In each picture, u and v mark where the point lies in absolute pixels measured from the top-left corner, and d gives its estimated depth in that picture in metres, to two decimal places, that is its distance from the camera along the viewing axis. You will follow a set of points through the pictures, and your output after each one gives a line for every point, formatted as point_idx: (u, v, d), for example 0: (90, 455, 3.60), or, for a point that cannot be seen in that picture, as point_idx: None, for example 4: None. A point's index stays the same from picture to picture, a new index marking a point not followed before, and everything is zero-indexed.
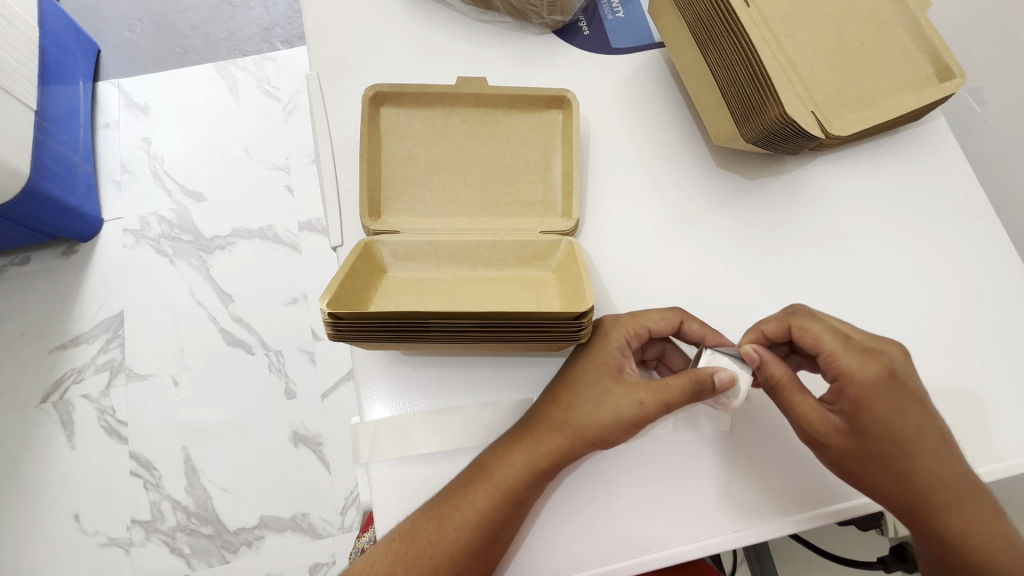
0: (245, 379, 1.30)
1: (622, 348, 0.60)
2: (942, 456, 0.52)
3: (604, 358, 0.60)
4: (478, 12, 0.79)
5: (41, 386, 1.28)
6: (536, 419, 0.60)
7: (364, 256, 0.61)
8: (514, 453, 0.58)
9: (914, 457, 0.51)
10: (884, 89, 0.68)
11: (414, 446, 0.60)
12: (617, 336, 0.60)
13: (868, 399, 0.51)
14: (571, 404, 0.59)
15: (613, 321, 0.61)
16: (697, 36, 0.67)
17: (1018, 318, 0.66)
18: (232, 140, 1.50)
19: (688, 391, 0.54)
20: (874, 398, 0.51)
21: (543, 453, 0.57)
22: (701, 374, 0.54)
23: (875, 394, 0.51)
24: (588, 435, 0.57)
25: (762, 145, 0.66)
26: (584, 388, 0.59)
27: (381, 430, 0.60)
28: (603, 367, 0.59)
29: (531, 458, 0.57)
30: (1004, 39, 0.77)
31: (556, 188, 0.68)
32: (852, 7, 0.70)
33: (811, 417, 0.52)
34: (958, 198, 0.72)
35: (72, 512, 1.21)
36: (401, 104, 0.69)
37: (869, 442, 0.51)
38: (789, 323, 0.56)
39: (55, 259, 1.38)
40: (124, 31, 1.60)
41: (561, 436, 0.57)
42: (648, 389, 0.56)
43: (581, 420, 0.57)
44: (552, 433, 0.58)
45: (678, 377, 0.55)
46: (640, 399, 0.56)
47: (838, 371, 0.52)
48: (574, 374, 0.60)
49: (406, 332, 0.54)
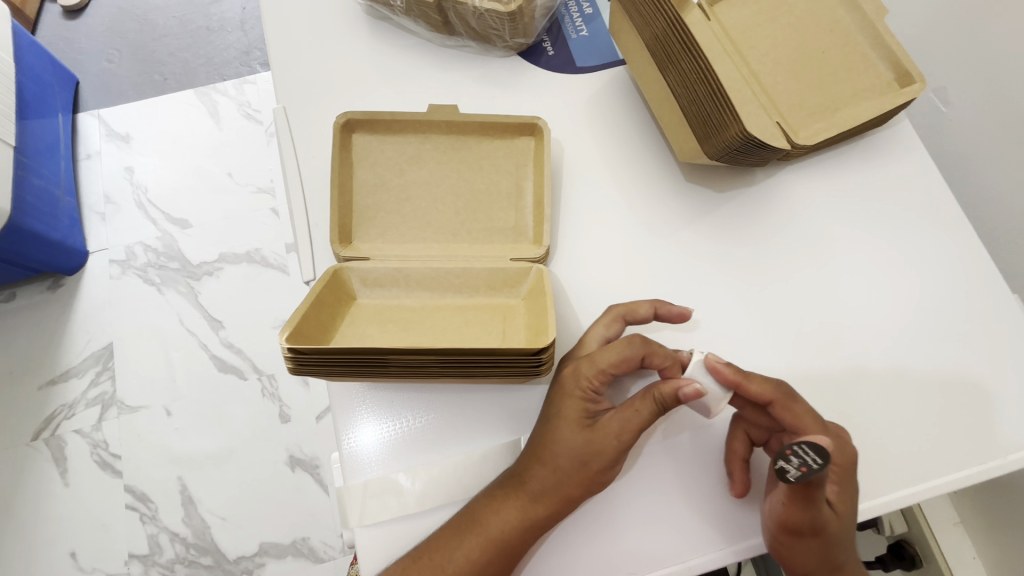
0: (237, 406, 1.29)
1: (589, 396, 0.58)
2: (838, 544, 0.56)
3: (573, 412, 0.58)
4: (442, 38, 0.79)
5: (32, 423, 1.27)
6: (523, 473, 0.59)
7: (332, 285, 0.61)
8: (507, 507, 0.57)
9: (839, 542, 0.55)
10: (847, 97, 0.68)
11: (387, 472, 0.61)
12: (581, 384, 0.58)
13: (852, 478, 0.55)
14: (553, 461, 0.57)
15: (573, 368, 0.59)
16: (656, 55, 0.67)
17: (997, 316, 0.67)
18: (214, 165, 1.49)
19: (655, 407, 0.55)
20: (846, 480, 0.55)
21: (535, 507, 0.57)
22: (664, 391, 0.54)
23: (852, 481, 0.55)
24: (581, 488, 0.56)
25: (726, 161, 0.66)
26: (563, 447, 0.57)
27: (369, 492, 0.59)
28: (573, 419, 0.58)
29: (526, 512, 0.57)
30: (966, 39, 0.78)
31: (528, 214, 0.68)
32: (812, 16, 0.70)
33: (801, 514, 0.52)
34: (929, 198, 0.72)
35: (69, 550, 1.19)
36: (373, 131, 0.68)
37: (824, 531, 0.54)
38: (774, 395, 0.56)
39: (40, 294, 1.37)
40: (102, 61, 1.59)
41: (553, 494, 0.56)
42: (624, 428, 0.56)
43: (570, 475, 0.56)
44: (542, 488, 0.57)
45: (643, 401, 0.55)
46: (619, 437, 0.56)
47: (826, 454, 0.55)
48: (548, 432, 0.59)
49: (366, 366, 0.53)
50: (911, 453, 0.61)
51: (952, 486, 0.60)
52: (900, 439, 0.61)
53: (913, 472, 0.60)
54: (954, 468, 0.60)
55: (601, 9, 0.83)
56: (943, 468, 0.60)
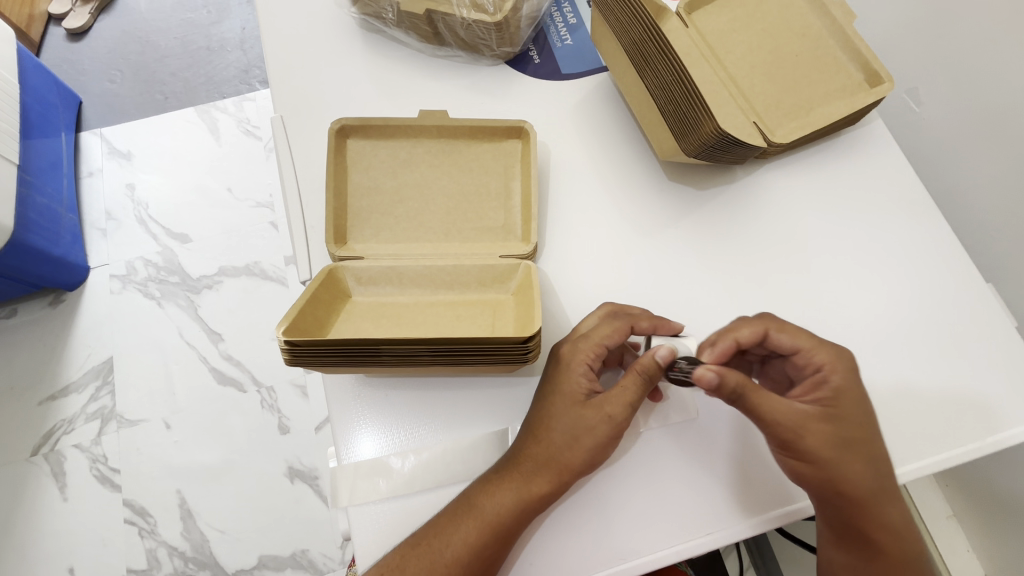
0: (236, 418, 1.30)
1: (585, 372, 0.61)
2: (879, 511, 0.57)
3: (570, 386, 0.61)
4: (434, 48, 0.82)
5: (32, 439, 1.28)
6: (520, 455, 0.60)
7: (328, 282, 0.63)
8: (502, 489, 0.59)
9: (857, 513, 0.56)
10: (820, 97, 0.71)
11: (383, 457, 0.63)
12: (578, 360, 0.61)
13: (839, 388, 0.56)
14: (552, 440, 0.59)
15: (571, 346, 0.62)
16: (634, 59, 0.70)
17: (973, 305, 0.69)
18: (214, 180, 1.52)
19: (638, 380, 0.58)
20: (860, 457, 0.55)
21: (529, 487, 0.58)
22: (645, 362, 0.57)
23: (840, 393, 0.56)
24: (575, 465, 0.58)
25: (704, 158, 0.69)
26: (559, 422, 0.60)
27: (360, 475, 0.61)
28: (570, 395, 0.60)
29: (521, 493, 0.58)
30: (933, 41, 0.81)
31: (516, 213, 0.70)
32: (784, 21, 0.74)
33: (840, 454, 0.55)
34: (905, 193, 0.75)
35: (67, 566, 1.19)
36: (367, 136, 0.71)
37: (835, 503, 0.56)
38: (766, 327, 0.59)
39: (41, 310, 1.39)
40: (104, 81, 1.64)
41: (547, 472, 0.58)
42: (612, 402, 0.58)
43: (564, 452, 0.58)
44: (537, 469, 0.59)
45: (629, 376, 0.58)
46: (608, 412, 0.58)
47: (819, 363, 0.58)
48: (545, 409, 0.61)
49: (360, 357, 0.55)
50: (890, 437, 0.62)
51: (947, 463, 0.61)
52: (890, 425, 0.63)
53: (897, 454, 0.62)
54: (955, 445, 0.62)
55: (584, 19, 0.86)
56: (925, 451, 0.62)
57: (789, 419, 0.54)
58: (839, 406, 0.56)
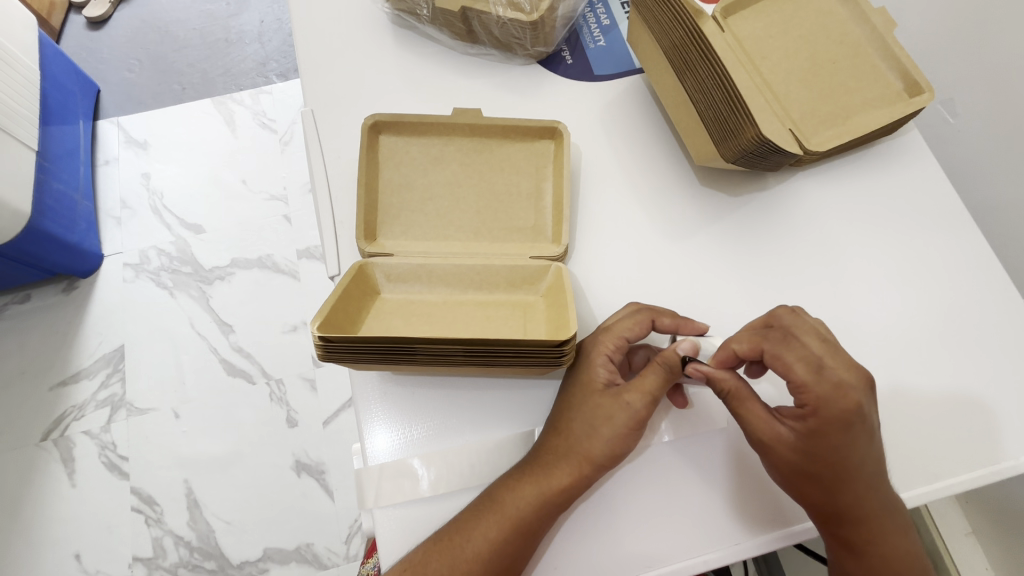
0: (246, 410, 1.31)
1: (606, 364, 0.61)
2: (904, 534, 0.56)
3: (591, 379, 0.61)
4: (465, 46, 0.82)
5: (41, 425, 1.28)
6: (542, 450, 0.60)
7: (358, 278, 0.63)
8: (525, 485, 0.58)
9: (887, 537, 0.55)
10: (856, 106, 0.70)
11: (406, 457, 0.62)
12: (598, 353, 0.61)
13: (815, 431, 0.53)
14: (573, 433, 0.59)
15: (592, 340, 0.63)
16: (674, 62, 0.69)
17: (1005, 322, 0.68)
18: (230, 172, 1.52)
19: (661, 371, 0.57)
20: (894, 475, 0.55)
21: (551, 481, 0.58)
22: (667, 354, 0.57)
23: (817, 433, 0.53)
24: (597, 458, 0.58)
25: (740, 163, 0.68)
26: (580, 414, 0.60)
27: (384, 474, 0.61)
28: (591, 388, 0.60)
29: (543, 487, 0.57)
30: (972, 52, 0.80)
31: (547, 214, 0.70)
32: (821, 28, 0.73)
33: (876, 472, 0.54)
34: (940, 205, 0.74)
35: (73, 552, 1.20)
36: (399, 132, 0.71)
37: (867, 523, 0.55)
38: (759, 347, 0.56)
39: (55, 296, 1.39)
40: (123, 70, 1.64)
41: (569, 466, 0.58)
42: (633, 392, 0.58)
43: (584, 445, 0.58)
44: (559, 462, 0.58)
45: (650, 367, 0.58)
46: (629, 401, 0.58)
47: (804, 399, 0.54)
48: (566, 402, 0.61)
49: (394, 355, 0.55)
50: (922, 452, 0.61)
51: (978, 480, 0.60)
52: (922, 439, 0.62)
53: (929, 469, 0.61)
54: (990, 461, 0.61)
55: (616, 21, 0.86)
56: (957, 467, 0.61)
57: (755, 437, 0.55)
58: (825, 441, 0.53)
